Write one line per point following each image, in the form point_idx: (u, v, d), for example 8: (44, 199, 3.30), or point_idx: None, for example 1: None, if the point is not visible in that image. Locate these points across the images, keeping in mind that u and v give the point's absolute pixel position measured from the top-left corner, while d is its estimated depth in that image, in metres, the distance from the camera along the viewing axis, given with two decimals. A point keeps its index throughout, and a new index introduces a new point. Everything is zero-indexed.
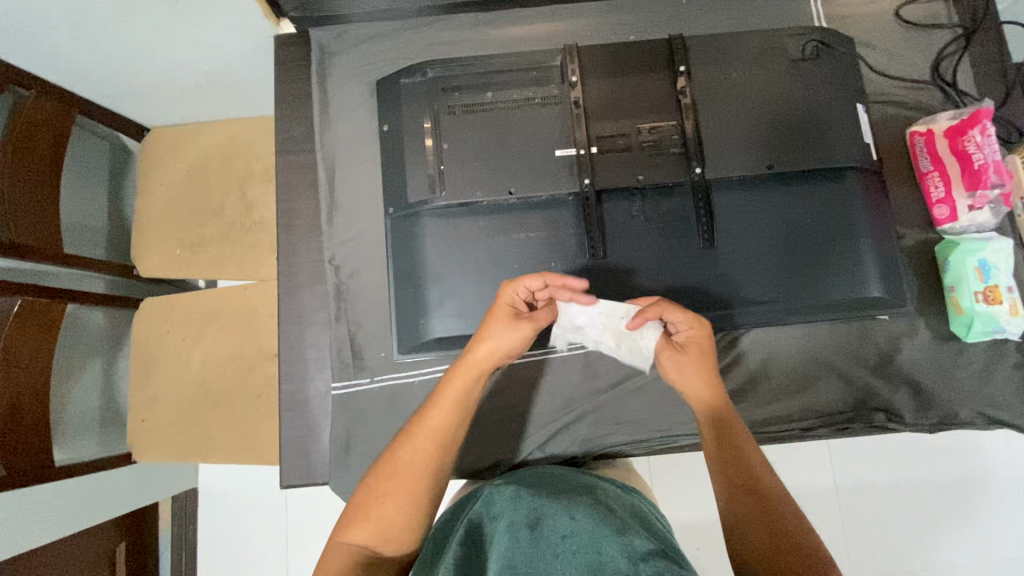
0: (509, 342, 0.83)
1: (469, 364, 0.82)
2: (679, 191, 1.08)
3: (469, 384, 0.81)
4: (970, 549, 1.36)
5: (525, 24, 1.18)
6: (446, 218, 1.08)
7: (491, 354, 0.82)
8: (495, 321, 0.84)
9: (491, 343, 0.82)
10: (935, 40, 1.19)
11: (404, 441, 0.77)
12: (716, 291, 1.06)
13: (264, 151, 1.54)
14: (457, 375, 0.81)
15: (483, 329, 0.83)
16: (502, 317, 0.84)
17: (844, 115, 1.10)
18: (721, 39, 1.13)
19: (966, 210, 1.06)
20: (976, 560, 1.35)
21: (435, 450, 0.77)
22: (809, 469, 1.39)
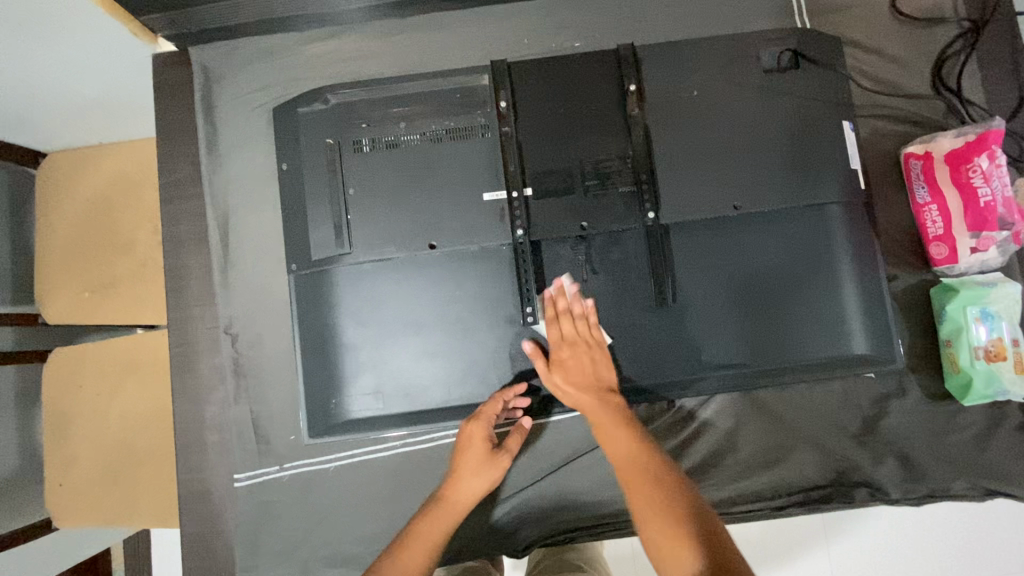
0: (485, 482, 0.87)
1: (449, 504, 0.84)
2: (630, 237, 0.92)
3: (448, 525, 0.83)
4: None
5: (448, 30, 0.98)
6: (357, 278, 0.91)
7: (469, 494, 0.85)
8: (472, 459, 0.87)
9: (470, 482, 0.86)
10: (938, 37, 1.00)
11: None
12: (673, 354, 0.91)
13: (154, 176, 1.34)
14: (435, 513, 0.83)
15: (461, 467, 0.87)
16: (474, 448, 0.87)
17: (827, 139, 0.93)
18: (681, 47, 0.94)
19: (969, 251, 0.90)
20: None
21: None
22: None
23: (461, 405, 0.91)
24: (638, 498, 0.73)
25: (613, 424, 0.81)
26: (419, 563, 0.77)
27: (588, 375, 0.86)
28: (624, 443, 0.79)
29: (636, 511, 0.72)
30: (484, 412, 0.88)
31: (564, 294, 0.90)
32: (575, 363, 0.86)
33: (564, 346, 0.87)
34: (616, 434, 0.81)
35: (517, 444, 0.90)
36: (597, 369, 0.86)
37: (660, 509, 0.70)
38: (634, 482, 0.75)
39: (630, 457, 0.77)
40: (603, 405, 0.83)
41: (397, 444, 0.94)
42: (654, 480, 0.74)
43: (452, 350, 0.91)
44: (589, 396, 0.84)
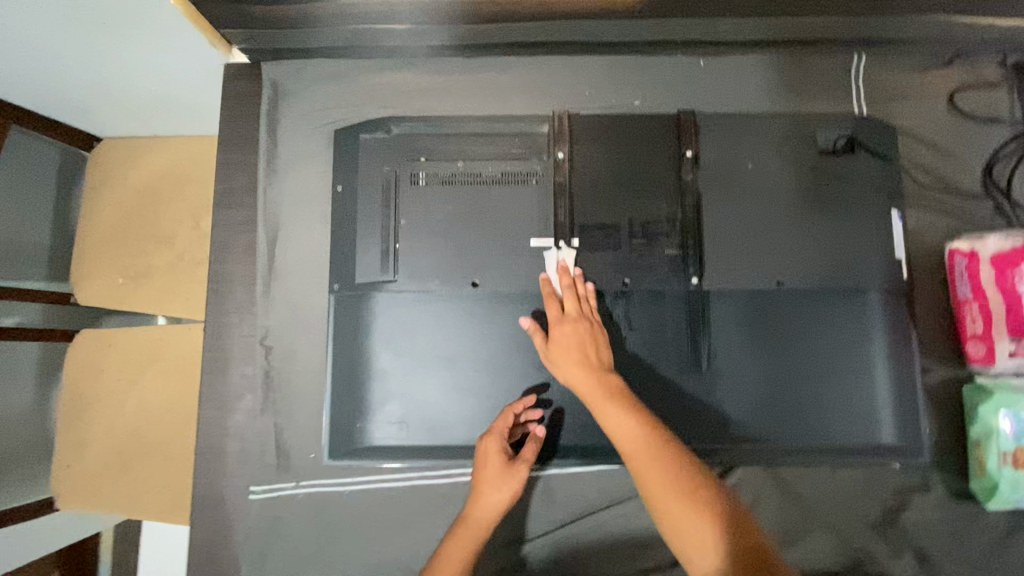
0: (506, 495, 0.84)
1: (470, 524, 0.83)
2: (670, 299, 0.93)
3: (472, 546, 0.81)
4: None
5: (514, 75, 1.01)
6: (397, 306, 0.92)
7: (491, 511, 0.83)
8: (489, 475, 0.85)
9: (490, 497, 0.83)
10: (992, 136, 1.01)
11: None
12: (700, 421, 0.91)
13: (204, 173, 1.36)
14: (457, 534, 0.82)
15: (479, 484, 0.85)
16: (489, 463, 0.85)
17: (875, 227, 0.94)
18: (739, 118, 0.96)
19: (1006, 355, 0.89)
20: None
21: None
22: None
23: None
24: (645, 471, 0.67)
25: (607, 399, 0.73)
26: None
27: (580, 351, 0.79)
28: (624, 413, 0.71)
29: (652, 493, 0.67)
30: (495, 426, 0.87)
31: (567, 273, 0.89)
32: (574, 336, 0.81)
33: (559, 322, 0.83)
34: (611, 408, 0.72)
35: (533, 450, 0.86)
36: (589, 347, 0.80)
37: (683, 490, 0.65)
38: (644, 462, 0.68)
39: (633, 433, 0.70)
40: (598, 380, 0.76)
41: (414, 478, 0.92)
42: (667, 453, 0.68)
43: (482, 389, 0.92)
44: (587, 372, 0.77)
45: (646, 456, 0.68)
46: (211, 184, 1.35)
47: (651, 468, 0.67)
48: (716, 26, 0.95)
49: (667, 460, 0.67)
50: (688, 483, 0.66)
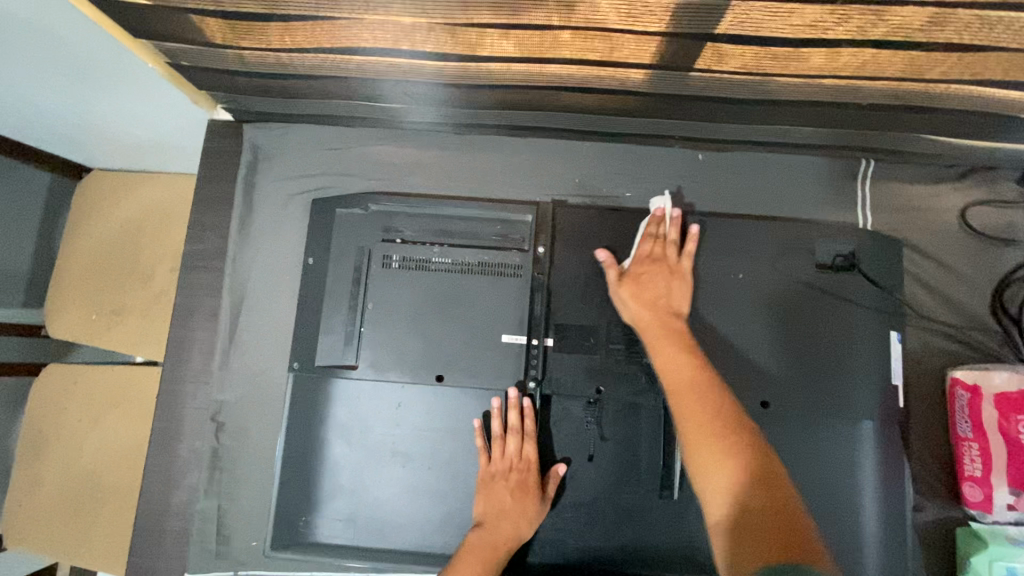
0: (527, 528, 0.82)
1: (489, 550, 0.79)
2: (645, 412, 0.87)
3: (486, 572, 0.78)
4: None
5: (503, 157, 0.98)
6: (359, 395, 0.88)
7: (511, 542, 0.81)
8: (517, 504, 0.82)
9: (514, 527, 0.81)
10: (1005, 258, 0.95)
11: None
12: (668, 544, 0.85)
13: (185, 212, 1.32)
14: (472, 559, 0.79)
15: (505, 510, 0.82)
16: (523, 492, 0.82)
17: (872, 351, 0.88)
18: (733, 223, 0.91)
19: (1004, 506, 0.83)
20: None
21: None
22: None
23: (435, 553, 0.85)
24: (693, 412, 0.71)
25: (670, 342, 0.79)
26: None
27: (653, 293, 0.84)
28: (685, 359, 0.76)
29: (687, 432, 0.70)
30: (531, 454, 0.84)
31: (665, 219, 0.90)
32: (651, 280, 0.85)
33: (642, 261, 0.87)
34: (670, 349, 0.78)
35: (554, 488, 0.84)
36: (668, 295, 0.85)
37: (719, 435, 0.68)
38: (690, 402, 0.72)
39: (688, 376, 0.74)
40: (665, 325, 0.81)
41: None
42: (714, 401, 0.71)
43: (439, 489, 0.87)
44: (653, 314, 0.82)
45: (686, 393, 0.73)
46: (188, 223, 1.31)
47: (701, 408, 0.71)
48: (716, 125, 0.91)
49: (711, 407, 0.71)
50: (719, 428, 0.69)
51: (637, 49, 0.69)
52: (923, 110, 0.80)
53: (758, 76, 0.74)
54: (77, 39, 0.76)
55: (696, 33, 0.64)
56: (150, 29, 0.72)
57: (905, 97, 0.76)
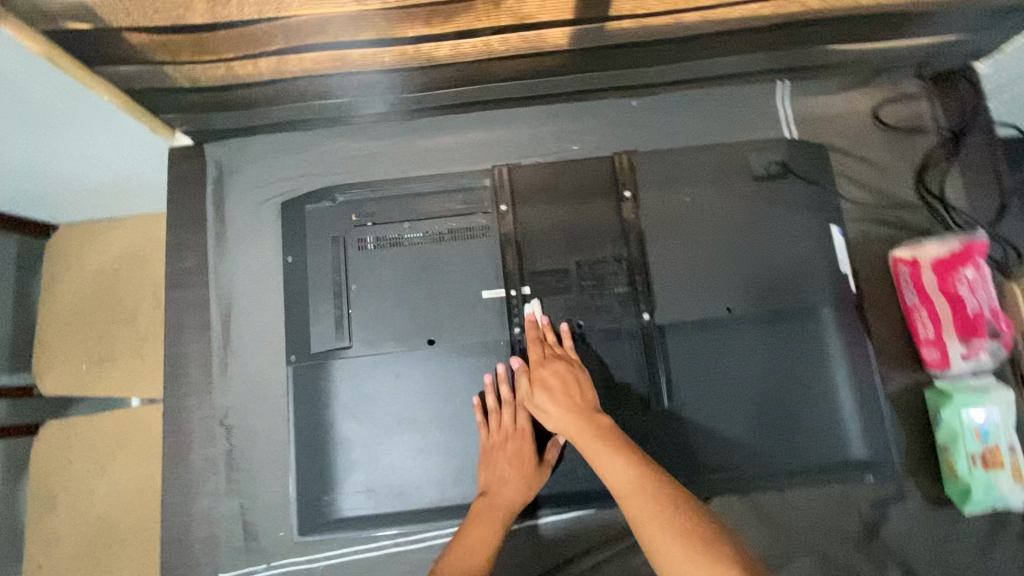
0: (528, 492, 0.86)
1: (493, 511, 0.84)
2: (627, 337, 0.94)
3: (491, 531, 0.82)
4: None
5: (454, 133, 1.05)
6: (358, 373, 0.92)
7: (512, 505, 0.85)
8: (515, 469, 0.87)
9: (514, 491, 0.85)
10: (918, 146, 1.06)
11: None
12: (669, 452, 0.92)
13: (159, 251, 1.36)
14: (478, 519, 0.83)
15: (505, 474, 0.87)
16: (520, 458, 0.87)
17: (816, 245, 0.97)
18: (671, 156, 1.00)
19: (960, 358, 0.92)
20: None
21: None
22: None
23: (457, 505, 0.90)
24: (646, 512, 0.69)
25: (598, 432, 0.78)
26: (475, 566, 0.78)
27: (566, 393, 0.84)
28: (618, 458, 0.75)
29: (649, 537, 0.68)
30: (523, 424, 0.89)
31: (535, 324, 0.91)
32: (558, 381, 0.85)
33: (542, 368, 0.87)
34: (603, 452, 0.76)
35: (556, 454, 0.90)
36: (578, 390, 0.84)
37: (682, 535, 0.66)
38: (641, 503, 0.70)
39: (628, 477, 0.73)
40: (589, 421, 0.80)
41: (388, 544, 0.90)
42: (660, 492, 0.71)
43: (448, 444, 0.91)
44: (574, 416, 0.81)
45: (634, 493, 0.71)
46: (164, 262, 1.35)
47: (652, 502, 0.70)
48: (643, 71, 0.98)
49: (661, 504, 0.69)
50: (674, 518, 0.68)
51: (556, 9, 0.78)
52: (814, 23, 0.89)
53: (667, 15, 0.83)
54: (21, 76, 0.78)
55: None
56: (111, 56, 0.78)
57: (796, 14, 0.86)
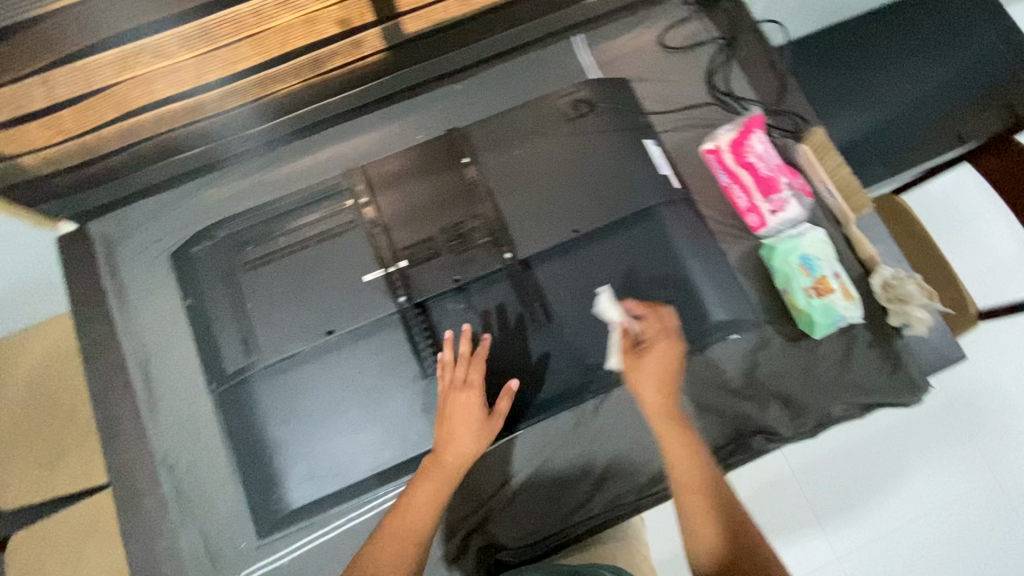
0: (476, 448, 0.92)
1: (441, 471, 0.90)
2: (502, 277, 1.07)
3: (440, 490, 0.88)
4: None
5: (313, 151, 1.18)
6: (275, 377, 1.02)
7: (460, 463, 0.91)
8: (465, 425, 0.93)
9: (462, 448, 0.91)
10: (702, 57, 1.25)
11: (375, 540, 0.84)
12: (563, 363, 1.07)
13: (74, 347, 1.42)
14: (426, 481, 0.89)
15: (455, 432, 0.93)
16: (470, 413, 0.94)
17: (634, 159, 1.14)
18: (497, 120, 1.14)
19: (770, 214, 1.10)
20: None
21: (404, 544, 0.83)
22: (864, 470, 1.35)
23: (392, 465, 1.00)
24: (698, 504, 0.80)
25: (677, 436, 0.85)
26: (422, 526, 0.85)
27: (660, 376, 0.89)
28: (689, 453, 0.84)
29: (695, 527, 0.78)
30: (474, 380, 0.96)
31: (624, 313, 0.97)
32: (655, 360, 0.89)
33: (653, 342, 0.91)
34: (681, 441, 0.85)
35: (508, 404, 0.96)
36: (669, 368, 0.89)
37: (731, 532, 0.77)
38: (700, 499, 0.80)
39: (696, 469, 0.82)
40: (674, 406, 0.87)
41: (342, 519, 1.00)
42: (713, 490, 0.81)
43: (370, 416, 1.01)
44: (664, 397, 0.88)
45: (692, 483, 0.82)
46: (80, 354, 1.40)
47: (704, 497, 0.80)
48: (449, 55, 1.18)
49: (712, 500, 0.80)
50: (721, 513, 0.79)
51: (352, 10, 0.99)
52: None
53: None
54: None
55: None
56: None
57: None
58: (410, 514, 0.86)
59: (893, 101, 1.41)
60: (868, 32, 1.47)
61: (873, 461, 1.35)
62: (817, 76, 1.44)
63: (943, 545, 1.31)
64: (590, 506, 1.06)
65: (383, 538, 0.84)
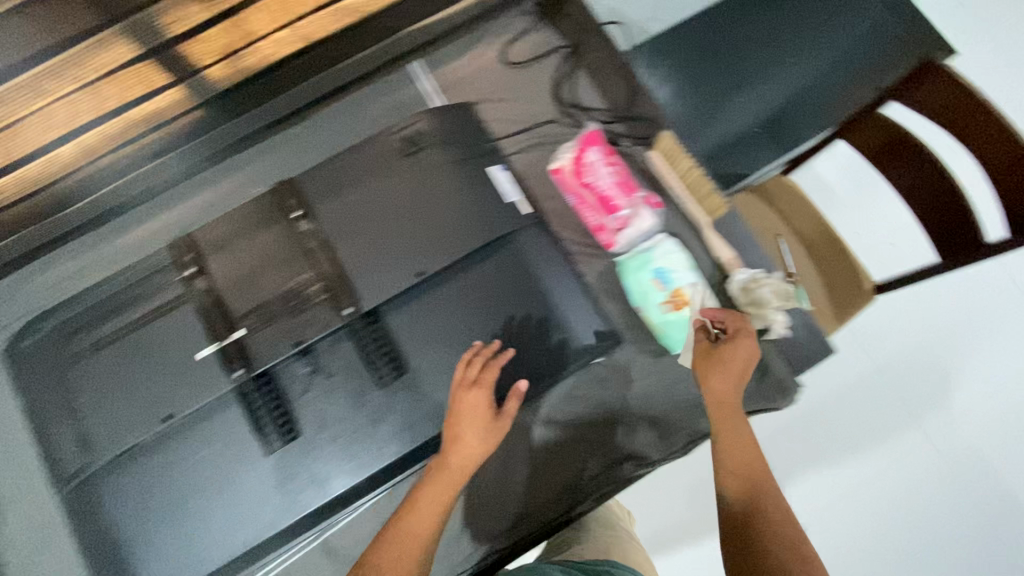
0: (480, 453, 0.92)
1: (444, 469, 0.91)
2: (347, 334, 1.01)
3: (444, 493, 0.89)
4: (960, 417, 1.44)
5: (152, 220, 1.15)
6: (116, 472, 0.97)
7: (469, 461, 0.91)
8: (471, 426, 0.93)
9: (478, 446, 0.92)
10: (545, 68, 1.19)
11: (400, 516, 0.88)
12: (421, 417, 1.01)
13: None
14: (432, 476, 0.91)
15: (467, 432, 0.92)
16: (478, 412, 0.93)
17: (477, 188, 1.08)
18: (329, 166, 1.09)
19: (618, 232, 1.06)
20: (967, 417, 1.44)
21: (418, 552, 0.84)
22: (801, 440, 1.49)
23: (250, 547, 0.97)
24: (741, 485, 0.84)
25: (736, 415, 0.89)
26: (425, 529, 0.86)
27: (734, 368, 0.92)
28: (742, 431, 0.87)
29: (760, 502, 0.81)
30: (484, 379, 0.95)
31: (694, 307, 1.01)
32: (731, 355, 0.92)
33: (737, 336, 0.94)
34: (738, 423, 0.88)
35: (516, 405, 0.95)
36: (738, 363, 0.92)
37: (770, 514, 0.79)
38: (746, 482, 0.84)
39: (749, 442, 0.86)
40: (730, 390, 0.90)
41: None
42: (750, 468, 0.85)
43: (221, 501, 0.97)
44: (735, 380, 0.91)
45: (737, 459, 0.85)
46: None
47: (742, 478, 0.84)
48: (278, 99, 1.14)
49: (755, 481, 0.83)
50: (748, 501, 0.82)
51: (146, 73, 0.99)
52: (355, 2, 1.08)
53: (245, 44, 1.04)
54: None
55: (150, 45, 0.94)
56: None
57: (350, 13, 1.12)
58: (426, 509, 0.87)
59: (757, 89, 1.45)
60: (724, 23, 1.50)
61: (814, 429, 1.49)
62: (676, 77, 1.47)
63: (902, 496, 1.42)
64: (456, 554, 1.02)
65: (403, 536, 0.86)
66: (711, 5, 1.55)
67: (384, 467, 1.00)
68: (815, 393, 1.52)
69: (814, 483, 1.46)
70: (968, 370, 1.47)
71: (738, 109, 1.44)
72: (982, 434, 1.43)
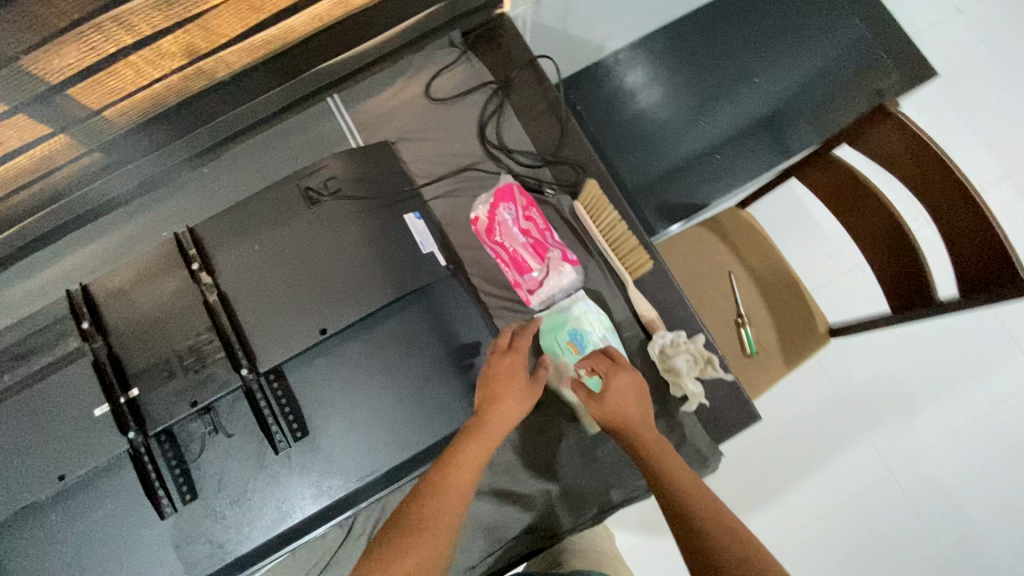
0: (523, 408, 0.86)
1: (490, 424, 0.83)
2: (246, 394, 0.97)
3: (487, 444, 0.80)
4: (897, 449, 1.53)
5: (58, 261, 1.12)
6: (8, 534, 0.94)
7: (508, 420, 0.84)
8: (511, 384, 0.87)
9: (511, 405, 0.85)
10: (472, 105, 1.17)
11: (443, 466, 0.77)
12: (326, 479, 0.99)
13: None
14: (478, 428, 0.82)
15: (502, 391, 0.86)
16: (516, 370, 0.88)
17: (391, 238, 1.03)
18: (237, 211, 1.04)
19: (530, 293, 1.06)
20: (903, 449, 1.53)
21: (457, 502, 0.74)
22: (832, 429, 1.56)
23: None
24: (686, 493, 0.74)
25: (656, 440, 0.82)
26: (470, 478, 0.77)
27: (630, 397, 0.86)
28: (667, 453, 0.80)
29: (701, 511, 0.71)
30: (524, 346, 0.91)
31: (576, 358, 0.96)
32: (624, 382, 0.87)
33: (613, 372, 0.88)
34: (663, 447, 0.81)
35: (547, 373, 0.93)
36: (626, 392, 0.86)
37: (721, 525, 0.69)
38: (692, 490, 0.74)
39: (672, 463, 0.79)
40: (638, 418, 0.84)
41: None
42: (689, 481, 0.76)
43: (120, 562, 0.95)
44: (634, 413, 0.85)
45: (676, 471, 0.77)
46: None
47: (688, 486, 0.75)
48: (185, 140, 1.07)
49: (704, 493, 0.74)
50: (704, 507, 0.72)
51: (19, 128, 0.89)
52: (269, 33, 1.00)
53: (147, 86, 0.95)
54: None
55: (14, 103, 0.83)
56: None
57: (260, 47, 1.01)
58: (455, 469, 0.77)
59: (685, 138, 1.59)
60: (659, 77, 1.64)
61: (840, 420, 1.56)
62: (615, 132, 1.62)
63: (844, 517, 1.50)
64: None
65: (435, 492, 0.74)
66: (649, 52, 1.66)
67: (288, 529, 0.99)
68: (773, 421, 1.58)
69: (781, 511, 1.52)
70: (910, 407, 1.55)
71: (670, 159, 1.58)
72: (913, 465, 1.51)
